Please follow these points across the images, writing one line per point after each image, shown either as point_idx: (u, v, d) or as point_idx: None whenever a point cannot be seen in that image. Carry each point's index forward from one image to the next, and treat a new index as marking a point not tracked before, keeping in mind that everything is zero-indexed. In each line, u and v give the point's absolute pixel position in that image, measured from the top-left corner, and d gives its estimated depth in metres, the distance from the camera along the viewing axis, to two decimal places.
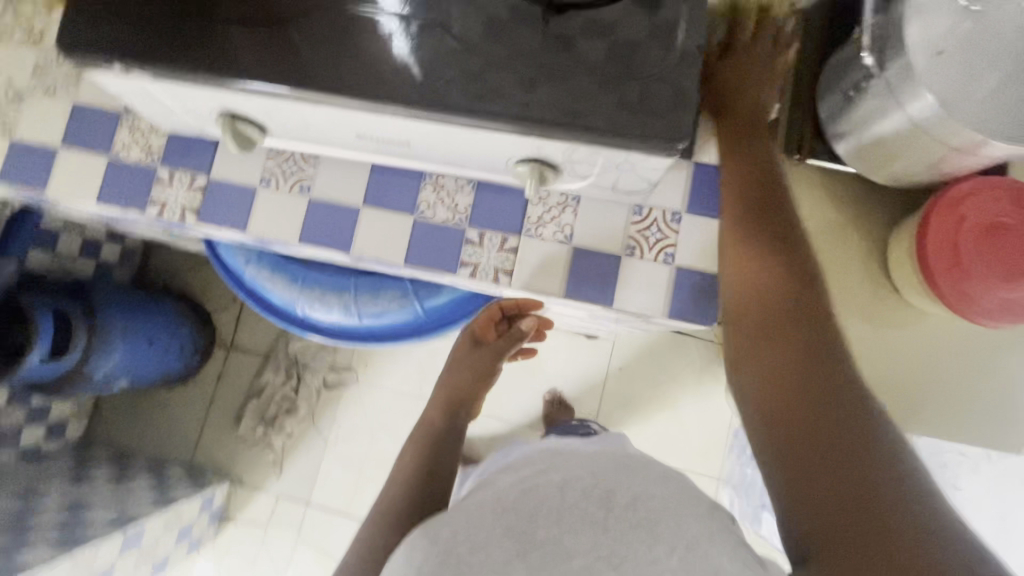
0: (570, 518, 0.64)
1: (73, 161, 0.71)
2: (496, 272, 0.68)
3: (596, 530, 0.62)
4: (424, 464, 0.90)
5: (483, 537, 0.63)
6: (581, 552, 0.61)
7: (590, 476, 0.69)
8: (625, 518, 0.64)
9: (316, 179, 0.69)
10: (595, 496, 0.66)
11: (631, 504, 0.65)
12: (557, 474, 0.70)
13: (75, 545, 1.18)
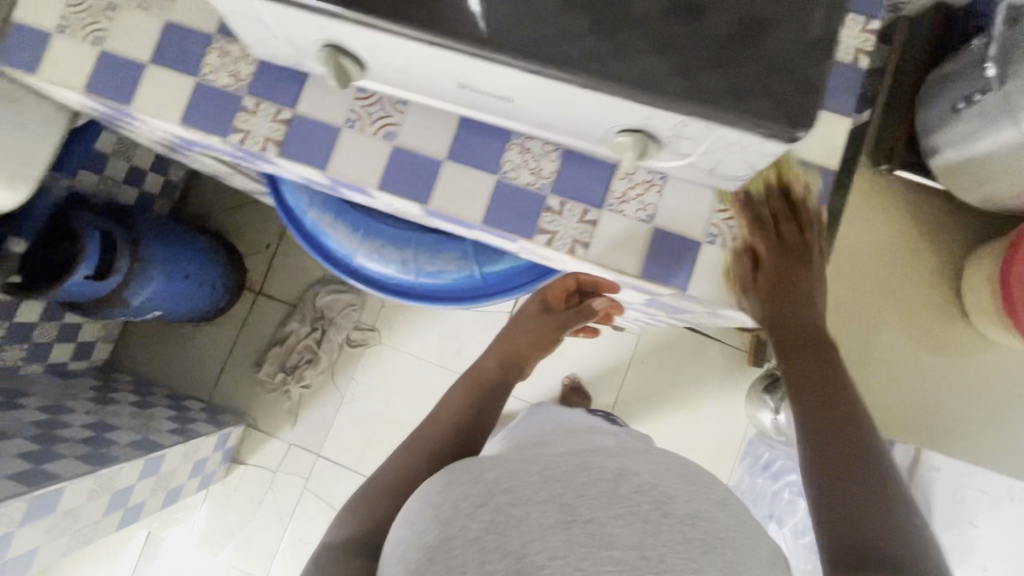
0: (624, 507, 0.60)
1: (159, 78, 0.70)
2: (572, 243, 0.66)
3: (648, 527, 0.58)
4: (470, 412, 0.98)
5: (525, 499, 0.61)
6: (628, 545, 0.56)
7: (655, 477, 0.65)
8: (683, 530, 0.58)
9: (403, 127, 0.68)
10: (654, 495, 0.62)
11: (693, 518, 0.60)
12: (614, 462, 0.67)
13: (100, 463, 1.20)
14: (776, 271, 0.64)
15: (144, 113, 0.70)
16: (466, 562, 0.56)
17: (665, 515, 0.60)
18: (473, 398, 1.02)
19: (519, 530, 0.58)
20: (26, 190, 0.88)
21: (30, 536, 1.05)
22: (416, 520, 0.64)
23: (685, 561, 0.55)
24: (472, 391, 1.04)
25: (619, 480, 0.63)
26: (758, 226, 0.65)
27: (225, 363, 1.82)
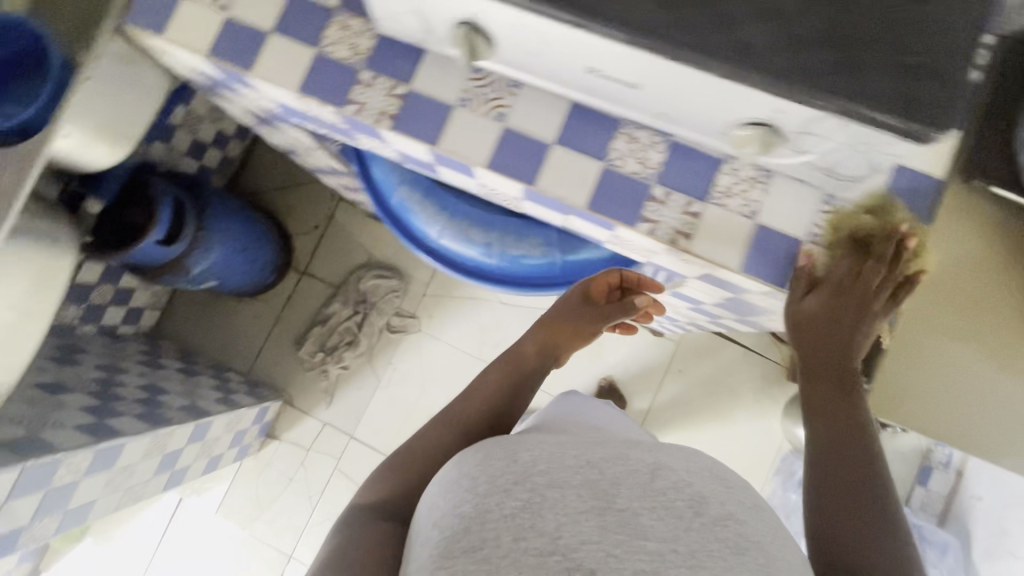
0: (660, 499, 0.54)
1: (281, 47, 0.72)
2: (675, 233, 0.67)
3: (682, 524, 0.52)
4: (499, 404, 0.79)
5: (561, 479, 0.56)
6: (660, 537, 0.51)
7: (690, 473, 0.58)
8: (716, 529, 0.52)
9: (514, 109, 0.69)
10: (688, 492, 0.55)
11: (727, 520, 0.53)
12: (651, 454, 0.60)
13: (157, 424, 1.22)
14: (840, 301, 0.64)
15: (262, 79, 0.72)
16: (500, 537, 0.51)
17: (698, 513, 0.53)
18: (501, 389, 0.80)
19: (555, 509, 0.52)
20: (126, 150, 0.91)
21: (89, 489, 1.07)
22: (445, 494, 0.58)
23: (718, 558, 0.50)
24: (503, 377, 0.83)
25: (655, 473, 0.57)
26: (844, 258, 0.64)
27: (266, 338, 1.85)
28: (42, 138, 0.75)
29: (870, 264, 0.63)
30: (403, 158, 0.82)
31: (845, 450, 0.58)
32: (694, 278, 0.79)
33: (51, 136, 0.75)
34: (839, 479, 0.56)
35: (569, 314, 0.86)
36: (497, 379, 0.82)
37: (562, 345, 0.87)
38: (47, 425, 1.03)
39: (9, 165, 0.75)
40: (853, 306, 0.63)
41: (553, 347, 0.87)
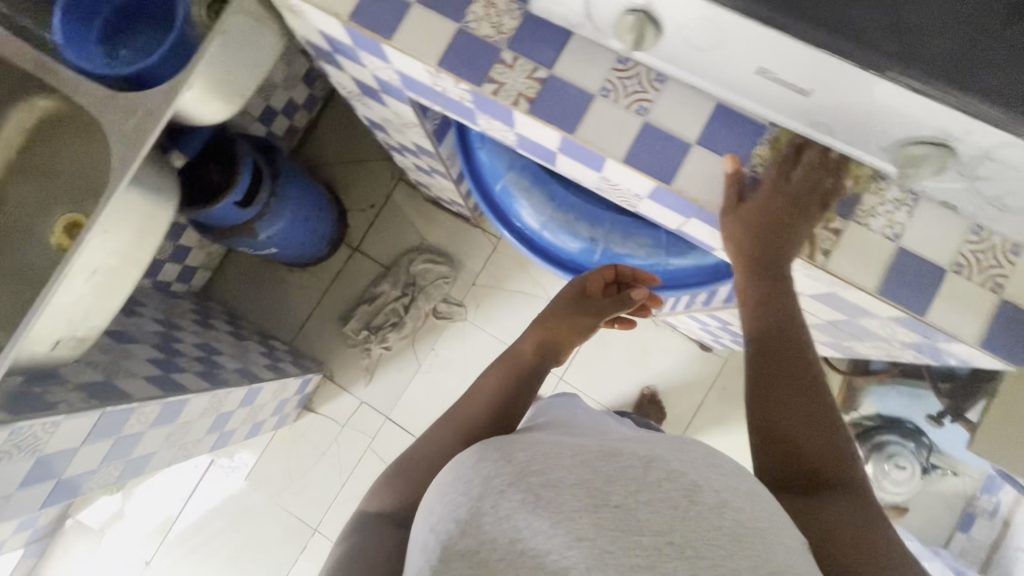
0: (655, 491, 0.45)
1: (423, 18, 0.71)
2: (812, 248, 0.65)
3: (677, 513, 0.44)
4: (500, 402, 0.75)
5: (551, 470, 0.46)
6: (656, 530, 0.42)
7: (682, 464, 0.48)
8: (714, 518, 0.44)
9: (657, 105, 0.68)
10: (679, 480, 0.46)
11: (725, 506, 0.45)
12: (643, 447, 0.50)
13: (218, 384, 1.21)
14: (774, 213, 0.66)
15: (400, 50, 0.71)
16: (497, 540, 0.43)
17: (696, 502, 0.45)
18: (503, 389, 0.77)
19: (553, 507, 0.43)
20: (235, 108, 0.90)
21: (149, 441, 1.06)
22: (436, 503, 0.49)
23: (718, 549, 0.42)
24: (505, 376, 0.79)
25: (648, 465, 0.47)
26: (785, 168, 0.66)
27: (312, 310, 1.85)
28: (171, 87, 0.75)
29: (800, 170, 0.65)
30: (524, 147, 0.81)
31: (799, 393, 0.63)
32: (810, 296, 0.77)
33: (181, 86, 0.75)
34: (795, 427, 0.62)
35: (562, 312, 0.85)
36: (498, 378, 0.79)
37: (563, 343, 0.85)
38: (120, 373, 1.03)
39: (136, 112, 0.75)
40: (789, 215, 0.66)
41: (555, 344, 0.84)
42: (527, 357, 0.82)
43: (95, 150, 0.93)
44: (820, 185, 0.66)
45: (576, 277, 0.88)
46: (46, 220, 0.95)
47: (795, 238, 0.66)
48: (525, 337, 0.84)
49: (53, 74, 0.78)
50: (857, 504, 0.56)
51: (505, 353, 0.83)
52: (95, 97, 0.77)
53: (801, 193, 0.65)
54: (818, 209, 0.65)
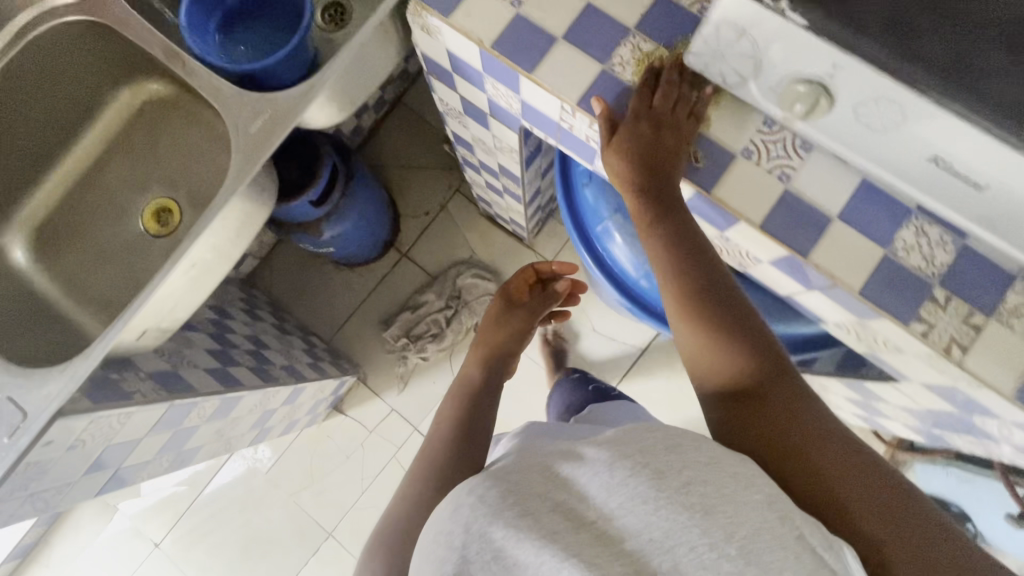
0: (624, 489, 0.47)
1: (566, 54, 0.70)
2: (950, 342, 0.62)
3: (647, 506, 0.46)
4: (463, 414, 0.86)
5: (525, 500, 0.49)
6: (634, 531, 0.45)
7: (641, 456, 0.48)
8: (682, 497, 0.46)
9: (801, 172, 0.65)
10: (644, 469, 0.47)
11: (690, 485, 0.46)
12: (608, 445, 0.51)
13: (269, 382, 1.19)
14: (650, 138, 0.65)
15: (541, 84, 0.70)
16: None
17: (661, 488, 0.46)
18: (463, 404, 0.88)
19: (537, 539, 0.45)
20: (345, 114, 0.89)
21: (201, 434, 1.05)
22: (426, 554, 0.51)
23: (691, 528, 0.44)
24: (466, 396, 0.91)
25: (611, 465, 0.49)
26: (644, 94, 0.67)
27: (354, 311, 1.83)
28: (303, 91, 0.74)
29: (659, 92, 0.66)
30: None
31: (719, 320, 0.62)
32: (924, 385, 0.73)
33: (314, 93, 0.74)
34: (720, 361, 0.61)
35: (498, 322, 1.00)
36: (455, 399, 0.90)
37: (507, 351, 0.99)
38: (184, 362, 1.01)
39: (264, 112, 0.74)
40: (660, 134, 0.65)
41: (499, 356, 0.98)
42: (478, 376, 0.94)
43: (199, 141, 0.94)
44: (685, 99, 0.66)
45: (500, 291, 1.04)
46: (138, 201, 0.95)
47: (664, 154, 0.65)
48: (469, 363, 0.97)
49: (181, 63, 0.76)
50: (796, 406, 0.57)
51: (456, 381, 0.95)
52: (222, 92, 0.75)
53: (676, 112, 0.66)
54: (683, 120, 0.66)
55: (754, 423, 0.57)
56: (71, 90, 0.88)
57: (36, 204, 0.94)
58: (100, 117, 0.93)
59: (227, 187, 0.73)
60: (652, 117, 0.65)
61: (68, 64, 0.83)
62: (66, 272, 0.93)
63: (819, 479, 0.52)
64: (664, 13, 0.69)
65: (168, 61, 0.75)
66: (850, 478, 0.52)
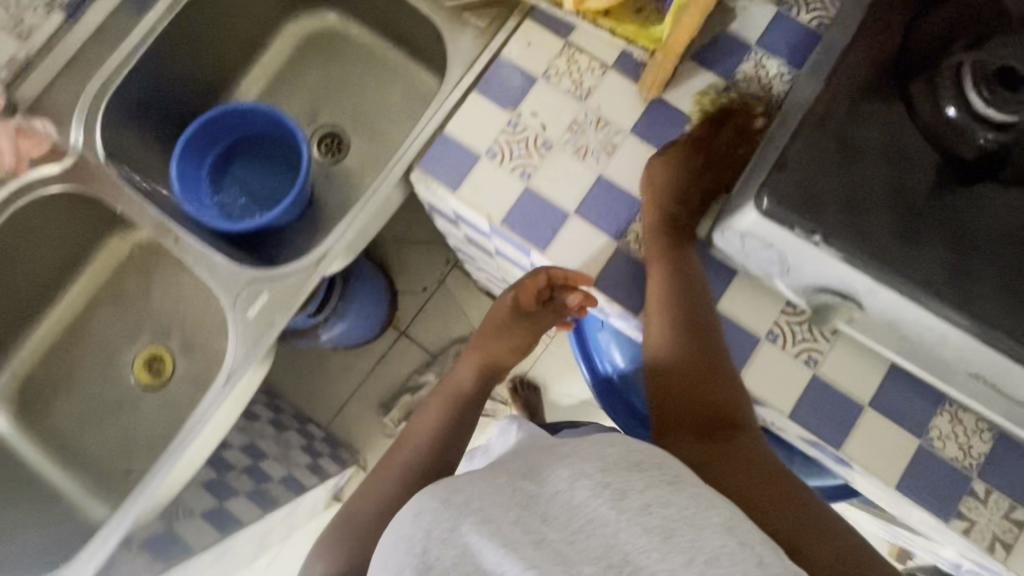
0: (586, 515, 0.40)
1: (579, 231, 0.67)
2: (993, 539, 0.59)
3: (608, 530, 0.39)
4: (438, 438, 0.68)
5: (485, 510, 0.42)
6: (594, 558, 0.38)
7: (605, 475, 0.42)
8: (642, 520, 0.39)
9: (827, 356, 0.63)
10: (604, 489, 0.41)
11: (652, 508, 0.40)
12: (565, 462, 0.44)
13: (267, 509, 1.14)
14: (694, 167, 0.64)
15: (555, 264, 0.67)
16: None
17: (620, 511, 0.40)
18: (443, 428, 0.68)
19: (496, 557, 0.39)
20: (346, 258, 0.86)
21: None
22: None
23: (652, 554, 0.38)
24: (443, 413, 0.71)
25: (574, 484, 0.42)
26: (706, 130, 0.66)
27: (353, 395, 1.78)
28: (306, 272, 0.71)
29: (723, 133, 0.66)
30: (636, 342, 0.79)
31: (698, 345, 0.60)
32: (962, 556, 0.70)
33: (319, 273, 0.71)
34: (692, 387, 0.60)
35: (495, 330, 0.75)
36: (433, 416, 0.70)
37: (503, 363, 0.76)
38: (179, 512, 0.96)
39: (262, 293, 0.70)
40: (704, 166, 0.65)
41: (497, 366, 0.76)
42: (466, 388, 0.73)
43: (193, 289, 0.90)
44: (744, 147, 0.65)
45: (504, 293, 0.75)
46: (129, 351, 0.91)
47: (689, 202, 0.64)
48: (461, 364, 0.76)
49: (172, 236, 0.74)
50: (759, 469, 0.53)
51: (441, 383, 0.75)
52: (222, 272, 0.72)
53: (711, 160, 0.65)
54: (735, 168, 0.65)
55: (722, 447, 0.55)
56: (58, 249, 0.84)
57: (18, 364, 0.88)
58: (88, 267, 0.89)
59: (219, 383, 0.69)
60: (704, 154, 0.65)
61: (52, 227, 0.80)
62: (53, 434, 0.88)
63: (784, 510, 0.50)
64: None
65: (159, 235, 0.73)
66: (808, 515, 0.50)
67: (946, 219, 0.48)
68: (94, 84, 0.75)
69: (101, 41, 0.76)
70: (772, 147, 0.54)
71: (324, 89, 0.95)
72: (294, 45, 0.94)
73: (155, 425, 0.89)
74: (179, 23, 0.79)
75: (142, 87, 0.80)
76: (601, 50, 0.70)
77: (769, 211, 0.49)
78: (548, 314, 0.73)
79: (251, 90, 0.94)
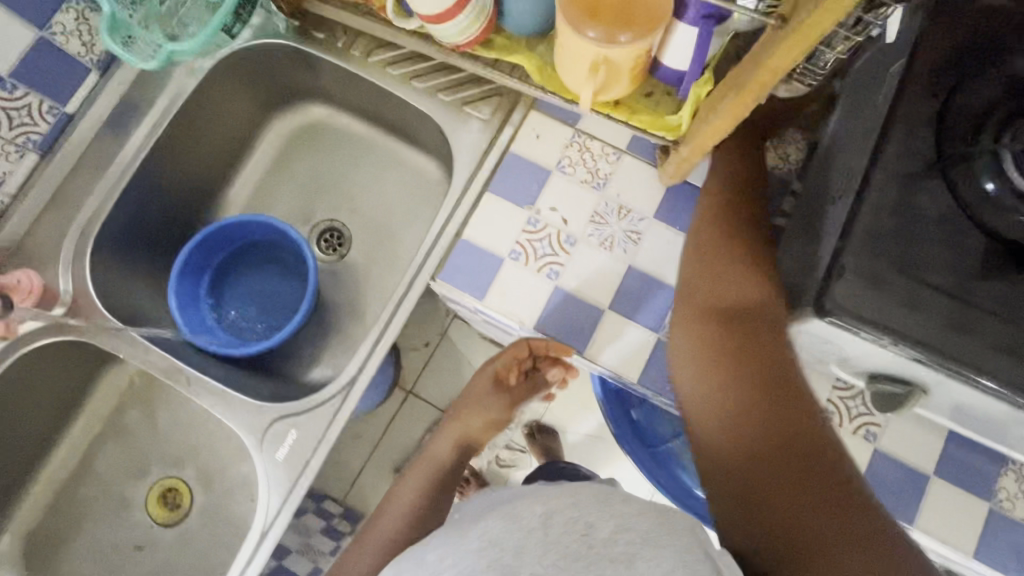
0: (557, 549, 0.42)
1: (617, 326, 0.65)
2: None
3: (580, 565, 0.41)
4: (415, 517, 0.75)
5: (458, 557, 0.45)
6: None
7: (570, 507, 0.45)
8: (611, 552, 0.42)
9: (885, 429, 0.62)
10: (575, 526, 0.44)
11: (616, 535, 0.43)
12: (540, 501, 0.47)
13: None
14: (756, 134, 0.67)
15: (598, 365, 0.65)
16: None
17: (592, 545, 0.42)
18: (420, 501, 0.76)
19: None
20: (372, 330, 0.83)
21: None
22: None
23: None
24: (421, 487, 0.79)
25: (548, 520, 0.44)
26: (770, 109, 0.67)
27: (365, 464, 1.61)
28: (334, 407, 0.66)
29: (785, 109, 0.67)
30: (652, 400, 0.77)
31: (723, 280, 0.59)
32: None
33: (349, 410, 0.66)
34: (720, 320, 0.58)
35: (476, 401, 0.84)
36: (414, 488, 0.78)
37: (478, 438, 0.84)
38: None
39: (288, 432, 0.65)
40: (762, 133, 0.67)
41: (472, 439, 0.84)
42: (443, 460, 0.81)
43: (206, 413, 0.85)
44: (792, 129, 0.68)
45: (488, 365, 0.85)
46: (140, 488, 0.85)
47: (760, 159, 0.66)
48: (439, 441, 0.83)
49: (183, 378, 0.69)
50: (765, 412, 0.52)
51: (420, 457, 0.83)
52: (243, 412, 0.67)
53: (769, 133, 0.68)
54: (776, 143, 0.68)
55: (746, 404, 0.53)
56: (52, 394, 0.78)
57: (20, 522, 0.81)
58: (85, 405, 0.83)
59: (253, 541, 0.64)
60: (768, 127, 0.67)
61: (47, 375, 0.75)
62: None
63: (794, 492, 0.46)
64: None
65: (169, 380, 0.69)
66: (792, 473, 0.47)
67: (1010, 299, 0.47)
68: (78, 220, 0.71)
69: (83, 174, 0.72)
70: (819, 243, 0.52)
71: (319, 184, 0.91)
72: (282, 142, 0.90)
73: (180, 564, 0.83)
74: (162, 143, 0.74)
75: (129, 216, 0.75)
76: (612, 135, 0.69)
77: (834, 316, 0.47)
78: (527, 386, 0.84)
79: (242, 193, 0.89)
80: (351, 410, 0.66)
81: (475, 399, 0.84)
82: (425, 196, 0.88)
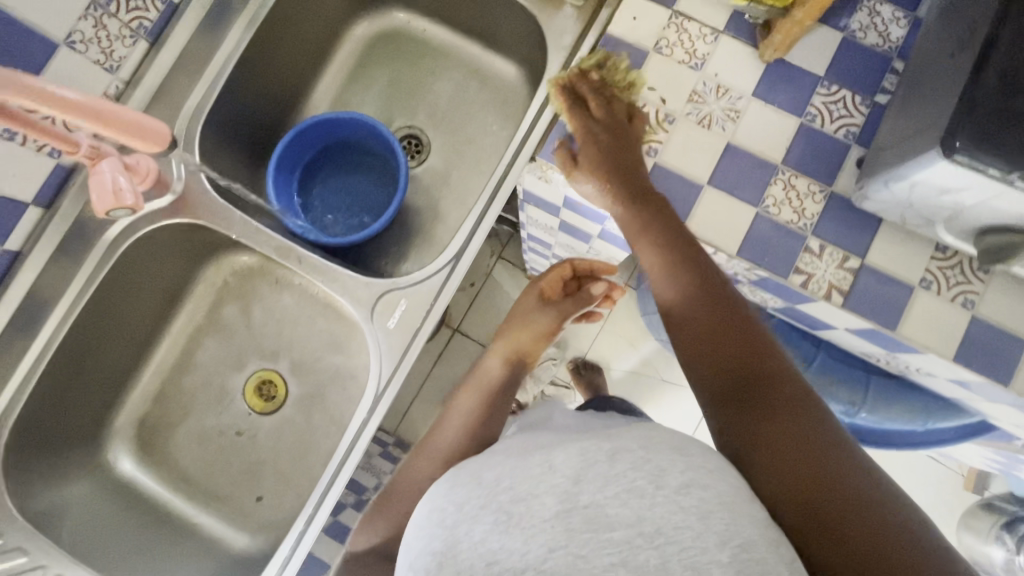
0: (622, 481, 0.40)
1: (719, 201, 0.66)
2: None
3: (644, 501, 0.38)
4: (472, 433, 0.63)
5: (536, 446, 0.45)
6: (626, 522, 0.37)
7: (646, 452, 0.42)
8: (679, 499, 0.38)
9: (983, 297, 0.63)
10: (645, 466, 0.41)
11: (689, 488, 0.39)
12: (608, 439, 0.45)
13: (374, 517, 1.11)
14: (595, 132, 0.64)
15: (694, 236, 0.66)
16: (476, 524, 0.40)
17: (660, 487, 0.39)
18: (476, 413, 0.66)
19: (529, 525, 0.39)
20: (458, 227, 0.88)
21: None
22: (440, 494, 0.46)
23: (686, 532, 0.36)
24: (476, 403, 0.68)
25: (614, 456, 0.42)
26: None
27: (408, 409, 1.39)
28: (441, 279, 0.72)
29: None
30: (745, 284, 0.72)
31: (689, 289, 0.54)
32: None
33: (452, 286, 0.72)
34: (696, 325, 0.53)
35: (524, 315, 0.77)
36: (468, 404, 0.67)
37: (530, 351, 0.76)
38: None
39: (399, 303, 0.72)
40: (865, 23, 0.68)
41: (523, 355, 0.75)
42: (497, 374, 0.72)
43: (299, 307, 0.89)
44: (889, 6, 0.68)
45: (531, 288, 0.82)
46: (238, 380, 0.89)
47: (858, 45, 0.68)
48: (491, 359, 0.74)
49: (294, 257, 0.75)
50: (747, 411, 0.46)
51: (470, 379, 0.73)
52: (352, 289, 0.73)
53: (870, 12, 0.68)
54: (879, 18, 0.68)
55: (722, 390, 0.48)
56: (160, 282, 0.82)
57: (127, 408, 0.85)
58: (184, 299, 0.87)
59: (370, 401, 0.71)
60: (868, 9, 0.68)
61: (157, 260, 0.79)
62: (173, 475, 0.85)
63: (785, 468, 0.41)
64: (809, 145, 0.67)
65: (283, 258, 0.75)
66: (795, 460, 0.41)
67: None
68: (186, 108, 0.74)
69: (187, 65, 0.74)
70: (947, 95, 0.51)
71: (398, 91, 0.92)
72: (362, 48, 0.91)
73: (279, 451, 0.87)
74: (261, 35, 0.76)
75: (229, 110, 0.78)
76: (709, 16, 0.69)
77: (962, 150, 0.47)
78: (573, 304, 0.80)
79: (324, 99, 0.91)
80: (453, 284, 0.72)
81: (524, 311, 0.78)
82: (504, 101, 0.89)
